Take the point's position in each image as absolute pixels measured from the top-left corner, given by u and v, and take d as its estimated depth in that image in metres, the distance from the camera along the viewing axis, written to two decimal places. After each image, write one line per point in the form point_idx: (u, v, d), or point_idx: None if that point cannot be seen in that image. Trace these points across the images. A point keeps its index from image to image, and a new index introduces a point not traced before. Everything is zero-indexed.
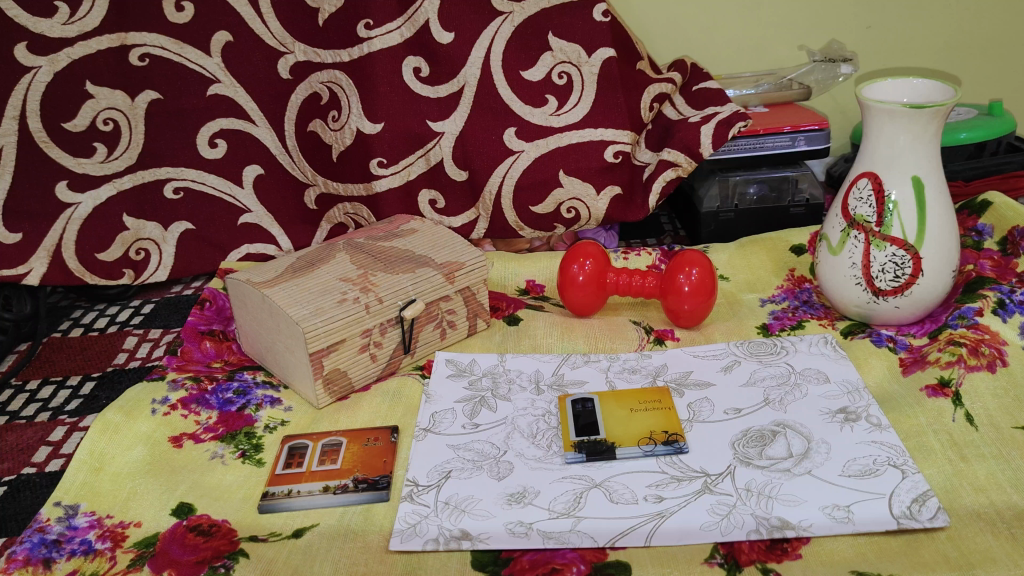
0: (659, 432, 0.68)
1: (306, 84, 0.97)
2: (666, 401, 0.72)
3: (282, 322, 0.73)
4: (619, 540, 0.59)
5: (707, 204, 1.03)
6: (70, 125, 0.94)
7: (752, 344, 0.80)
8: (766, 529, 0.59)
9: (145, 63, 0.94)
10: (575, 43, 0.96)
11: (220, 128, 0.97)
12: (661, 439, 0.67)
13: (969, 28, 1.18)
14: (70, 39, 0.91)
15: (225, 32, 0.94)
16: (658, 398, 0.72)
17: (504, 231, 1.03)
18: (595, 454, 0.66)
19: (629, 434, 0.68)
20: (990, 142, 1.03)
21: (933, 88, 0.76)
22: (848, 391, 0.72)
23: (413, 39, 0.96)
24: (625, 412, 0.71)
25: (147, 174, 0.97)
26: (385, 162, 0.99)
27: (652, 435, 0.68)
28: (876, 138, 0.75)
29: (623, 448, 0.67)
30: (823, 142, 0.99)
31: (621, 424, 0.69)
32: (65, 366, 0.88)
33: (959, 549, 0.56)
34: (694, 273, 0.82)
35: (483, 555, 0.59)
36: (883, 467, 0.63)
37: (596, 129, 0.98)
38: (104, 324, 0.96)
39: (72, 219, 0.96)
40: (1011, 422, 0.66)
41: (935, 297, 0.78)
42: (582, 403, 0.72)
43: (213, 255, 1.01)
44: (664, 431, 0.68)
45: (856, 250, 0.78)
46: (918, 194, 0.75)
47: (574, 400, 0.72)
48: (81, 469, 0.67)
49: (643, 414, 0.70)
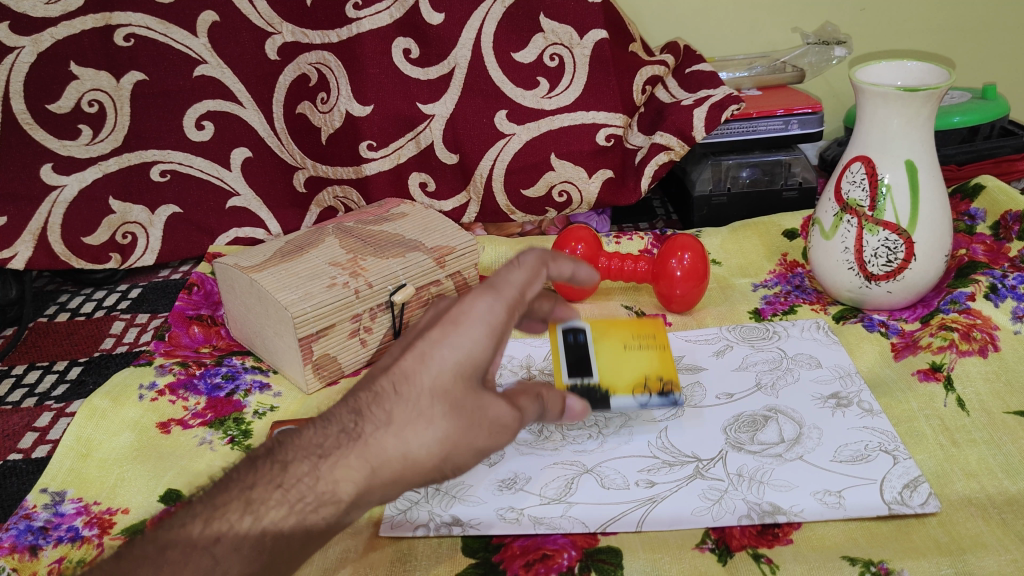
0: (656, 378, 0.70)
1: (294, 65, 0.96)
2: (659, 340, 0.73)
3: (271, 307, 0.72)
4: (610, 525, 0.58)
5: (699, 187, 1.02)
6: (53, 106, 0.92)
7: (744, 329, 0.80)
8: (757, 515, 0.58)
9: (130, 43, 0.92)
10: (567, 25, 0.95)
11: (207, 109, 0.96)
12: (656, 389, 0.67)
13: (965, 11, 1.17)
14: (54, 19, 0.90)
15: (212, 12, 0.92)
16: (652, 337, 0.73)
17: (496, 215, 1.02)
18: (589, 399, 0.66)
19: (623, 380, 0.68)
20: (983, 125, 1.02)
21: (926, 70, 0.76)
22: (840, 376, 0.71)
23: (403, 20, 0.95)
24: (621, 349, 0.71)
25: (133, 156, 0.96)
26: (375, 145, 0.98)
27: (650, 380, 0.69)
28: (870, 121, 0.75)
29: (618, 396, 0.66)
30: (817, 125, 0.98)
31: (616, 365, 0.69)
32: (52, 352, 0.87)
33: (950, 535, 0.56)
34: (686, 258, 0.81)
35: (475, 542, 0.58)
36: (874, 453, 0.63)
37: (588, 112, 0.97)
38: (91, 309, 0.95)
39: (56, 203, 0.95)
40: (1002, 406, 0.66)
41: (927, 281, 0.77)
42: (574, 334, 0.71)
43: (201, 239, 1.00)
44: (658, 378, 0.68)
45: (848, 234, 0.78)
46: (911, 177, 0.74)
47: (564, 330, 0.71)
48: (67, 455, 0.66)
49: (638, 353, 0.71)
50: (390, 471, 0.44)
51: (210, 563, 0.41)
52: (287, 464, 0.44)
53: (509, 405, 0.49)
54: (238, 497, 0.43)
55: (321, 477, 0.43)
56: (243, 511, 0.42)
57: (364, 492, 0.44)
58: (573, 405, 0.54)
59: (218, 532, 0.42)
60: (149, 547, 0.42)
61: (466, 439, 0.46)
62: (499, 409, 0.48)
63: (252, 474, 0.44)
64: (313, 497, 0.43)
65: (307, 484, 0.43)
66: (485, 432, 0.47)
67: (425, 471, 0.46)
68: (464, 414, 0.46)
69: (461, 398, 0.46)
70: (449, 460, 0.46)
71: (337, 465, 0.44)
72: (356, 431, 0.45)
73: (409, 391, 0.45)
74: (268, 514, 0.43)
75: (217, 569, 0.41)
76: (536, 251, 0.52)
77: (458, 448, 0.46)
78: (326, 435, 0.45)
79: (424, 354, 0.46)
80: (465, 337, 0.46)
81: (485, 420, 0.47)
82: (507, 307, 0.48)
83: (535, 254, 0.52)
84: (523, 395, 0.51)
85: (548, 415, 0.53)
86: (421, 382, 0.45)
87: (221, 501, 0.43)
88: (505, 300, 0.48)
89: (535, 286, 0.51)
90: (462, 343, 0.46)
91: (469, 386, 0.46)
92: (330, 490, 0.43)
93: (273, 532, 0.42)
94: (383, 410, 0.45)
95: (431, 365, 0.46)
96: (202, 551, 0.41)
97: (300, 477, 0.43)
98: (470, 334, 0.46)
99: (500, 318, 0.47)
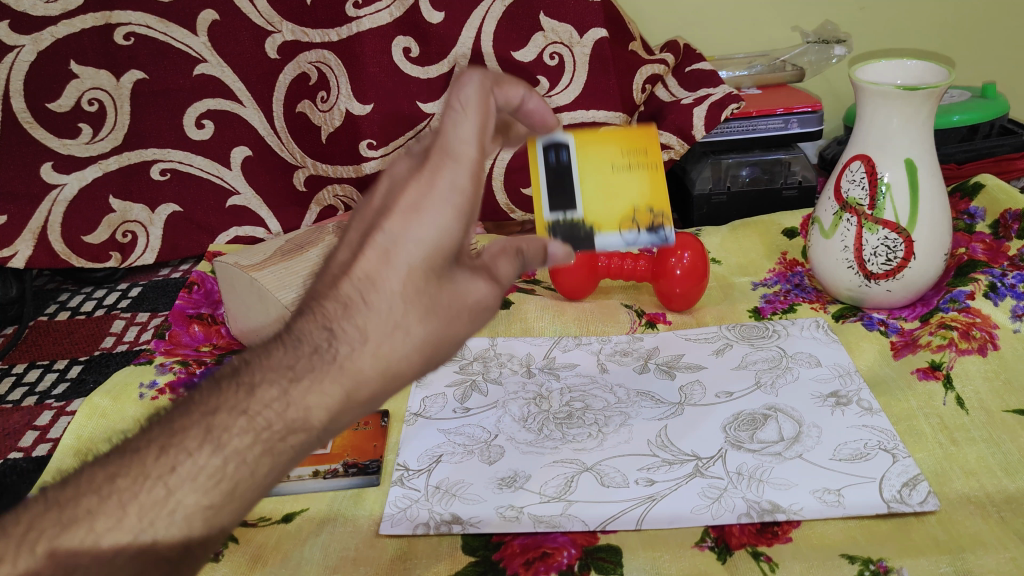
0: (642, 205, 0.76)
1: (294, 63, 0.95)
2: (649, 157, 0.78)
3: (272, 305, 0.73)
4: (609, 523, 0.58)
5: (699, 185, 1.02)
6: (53, 105, 0.92)
7: (744, 327, 0.80)
8: (757, 513, 0.58)
9: (130, 42, 0.92)
10: (566, 24, 0.95)
11: (207, 108, 0.96)
12: (643, 224, 0.75)
13: (965, 9, 1.17)
14: (54, 18, 0.89)
15: (211, 11, 0.92)
16: (643, 154, 0.78)
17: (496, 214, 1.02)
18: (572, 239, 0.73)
19: (611, 211, 0.74)
20: (982, 124, 1.02)
21: (925, 70, 0.76)
22: (839, 374, 0.71)
23: (403, 18, 0.94)
24: (604, 171, 0.76)
25: (133, 155, 0.96)
26: (374, 144, 0.99)
27: (636, 210, 0.75)
28: (870, 120, 0.75)
29: (604, 234, 0.73)
30: (817, 124, 0.98)
31: (603, 197, 0.74)
32: (52, 350, 0.87)
33: (948, 533, 0.56)
34: (686, 256, 0.81)
35: (475, 540, 0.58)
36: (873, 451, 0.63)
37: (587, 112, 0.99)
38: (91, 307, 0.95)
39: (57, 202, 0.95)
40: (1001, 405, 0.66)
41: (927, 280, 0.77)
42: (555, 153, 0.74)
43: (202, 237, 1.01)
44: (646, 210, 0.75)
45: (847, 233, 0.78)
46: (911, 177, 0.74)
47: (545, 149, 0.74)
48: (68, 454, 0.66)
49: (626, 175, 0.76)
50: (370, 392, 0.42)
51: (163, 494, 0.39)
52: (254, 387, 0.41)
53: (480, 283, 0.47)
54: (199, 424, 0.41)
55: (292, 402, 0.41)
56: (202, 440, 0.40)
57: (337, 418, 0.42)
58: (556, 252, 0.54)
59: (173, 461, 0.39)
60: (98, 477, 0.40)
61: (448, 333, 0.45)
62: (471, 289, 0.46)
63: (216, 397, 0.41)
64: (283, 425, 0.40)
65: (276, 410, 0.40)
66: (465, 317, 0.46)
67: (409, 378, 0.44)
68: (440, 309, 0.44)
69: (434, 290, 0.43)
70: (433, 357, 0.45)
71: (310, 391, 0.41)
72: (330, 354, 0.42)
73: (378, 299, 0.42)
74: (230, 443, 0.40)
75: (170, 500, 0.39)
76: (476, 77, 0.47)
77: (440, 345, 0.44)
78: (298, 357, 0.42)
79: (387, 253, 0.42)
80: (431, 224, 0.43)
81: (464, 306, 0.45)
82: (470, 178, 0.44)
83: (476, 82, 0.46)
84: (498, 259, 0.50)
85: (529, 267, 0.53)
86: (390, 287, 0.42)
87: (180, 426, 0.41)
88: (467, 170, 0.44)
89: (487, 128, 0.47)
90: (427, 229, 0.43)
91: (441, 275, 0.44)
92: (302, 416, 0.41)
93: (237, 459, 0.40)
94: (356, 327, 0.42)
95: (397, 263, 0.42)
96: (166, 496, 0.39)
97: (268, 403, 0.41)
98: (436, 215, 0.43)
99: (466, 190, 0.44)
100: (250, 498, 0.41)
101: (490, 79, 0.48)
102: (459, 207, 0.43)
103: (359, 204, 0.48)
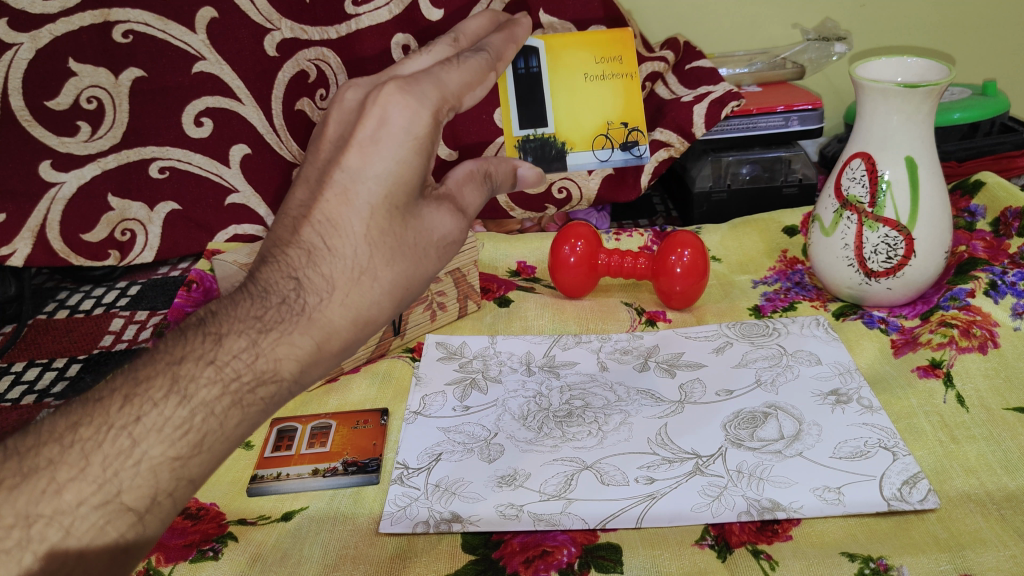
0: (616, 120, 0.85)
1: (293, 61, 0.96)
2: (625, 64, 0.85)
3: None
4: (609, 521, 0.58)
5: (699, 184, 1.02)
6: (51, 103, 0.92)
7: (744, 326, 0.80)
8: (757, 511, 0.58)
9: (129, 39, 0.91)
10: (566, 21, 0.95)
11: (206, 106, 0.95)
12: (618, 140, 0.85)
13: (965, 7, 1.17)
14: (52, 15, 0.89)
15: (210, 8, 0.92)
16: (618, 58, 0.84)
17: (495, 211, 1.03)
18: (549, 159, 0.83)
19: (585, 126, 0.84)
20: (983, 122, 1.02)
21: (925, 66, 0.76)
22: (839, 372, 0.71)
23: (402, 16, 0.97)
24: (575, 81, 0.83)
25: (132, 153, 0.96)
26: None
27: (610, 125, 0.84)
28: (871, 118, 0.74)
29: (576, 152, 0.83)
30: (817, 121, 0.98)
31: (570, 109, 0.83)
32: (51, 349, 0.87)
33: (949, 531, 0.56)
34: (686, 255, 0.81)
35: (474, 538, 0.58)
36: (873, 450, 0.63)
37: None
38: (90, 306, 0.95)
39: (56, 200, 0.95)
40: (1002, 403, 0.66)
41: (928, 278, 0.77)
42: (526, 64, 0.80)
43: (200, 236, 1.01)
44: (620, 123, 0.85)
45: (848, 232, 0.78)
46: (911, 174, 0.74)
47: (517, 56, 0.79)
48: None
49: (600, 82, 0.84)
50: (339, 341, 0.44)
51: (128, 445, 0.40)
52: (222, 337, 0.43)
53: (444, 215, 0.48)
54: (164, 373, 0.42)
55: (262, 353, 0.42)
56: (168, 390, 0.41)
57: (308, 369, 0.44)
58: (525, 175, 0.57)
59: (138, 411, 0.41)
60: (59, 426, 0.41)
61: (418, 270, 0.47)
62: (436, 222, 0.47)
63: (182, 346, 0.43)
64: (253, 376, 0.42)
65: (245, 361, 0.42)
66: (432, 254, 0.47)
67: (380, 322, 0.46)
68: (407, 247, 0.46)
69: (398, 228, 0.45)
70: (405, 295, 0.47)
71: (280, 342, 0.43)
72: (298, 305, 0.43)
73: (341, 244, 0.44)
74: (197, 395, 0.41)
75: (136, 449, 0.40)
76: (482, 59, 0.50)
77: (409, 284, 0.47)
78: (266, 307, 0.44)
79: (346, 195, 0.43)
80: (390, 160, 0.44)
81: (432, 241, 0.47)
82: (431, 113, 0.45)
83: (480, 62, 0.50)
84: (464, 186, 0.51)
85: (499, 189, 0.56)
86: (353, 230, 0.43)
87: (145, 375, 0.42)
88: (429, 106, 0.45)
89: (474, 87, 0.49)
90: (385, 167, 0.44)
91: (404, 212, 0.45)
92: (271, 368, 0.43)
93: (203, 412, 0.41)
94: (322, 276, 0.43)
95: (355, 205, 0.43)
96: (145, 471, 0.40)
97: (235, 354, 0.42)
98: (395, 151, 0.44)
99: (427, 124, 0.44)
100: (219, 450, 0.42)
101: (492, 60, 0.51)
102: (418, 140, 0.44)
103: (317, 139, 0.49)
